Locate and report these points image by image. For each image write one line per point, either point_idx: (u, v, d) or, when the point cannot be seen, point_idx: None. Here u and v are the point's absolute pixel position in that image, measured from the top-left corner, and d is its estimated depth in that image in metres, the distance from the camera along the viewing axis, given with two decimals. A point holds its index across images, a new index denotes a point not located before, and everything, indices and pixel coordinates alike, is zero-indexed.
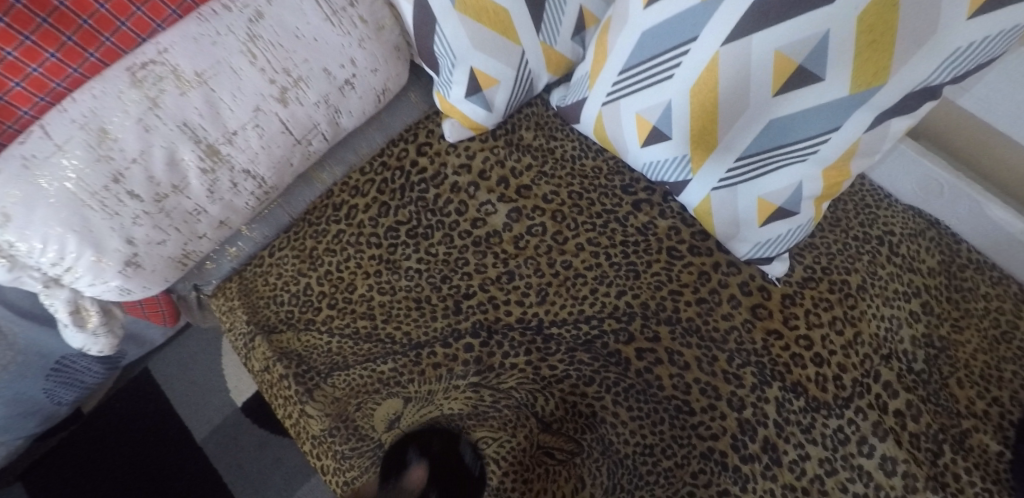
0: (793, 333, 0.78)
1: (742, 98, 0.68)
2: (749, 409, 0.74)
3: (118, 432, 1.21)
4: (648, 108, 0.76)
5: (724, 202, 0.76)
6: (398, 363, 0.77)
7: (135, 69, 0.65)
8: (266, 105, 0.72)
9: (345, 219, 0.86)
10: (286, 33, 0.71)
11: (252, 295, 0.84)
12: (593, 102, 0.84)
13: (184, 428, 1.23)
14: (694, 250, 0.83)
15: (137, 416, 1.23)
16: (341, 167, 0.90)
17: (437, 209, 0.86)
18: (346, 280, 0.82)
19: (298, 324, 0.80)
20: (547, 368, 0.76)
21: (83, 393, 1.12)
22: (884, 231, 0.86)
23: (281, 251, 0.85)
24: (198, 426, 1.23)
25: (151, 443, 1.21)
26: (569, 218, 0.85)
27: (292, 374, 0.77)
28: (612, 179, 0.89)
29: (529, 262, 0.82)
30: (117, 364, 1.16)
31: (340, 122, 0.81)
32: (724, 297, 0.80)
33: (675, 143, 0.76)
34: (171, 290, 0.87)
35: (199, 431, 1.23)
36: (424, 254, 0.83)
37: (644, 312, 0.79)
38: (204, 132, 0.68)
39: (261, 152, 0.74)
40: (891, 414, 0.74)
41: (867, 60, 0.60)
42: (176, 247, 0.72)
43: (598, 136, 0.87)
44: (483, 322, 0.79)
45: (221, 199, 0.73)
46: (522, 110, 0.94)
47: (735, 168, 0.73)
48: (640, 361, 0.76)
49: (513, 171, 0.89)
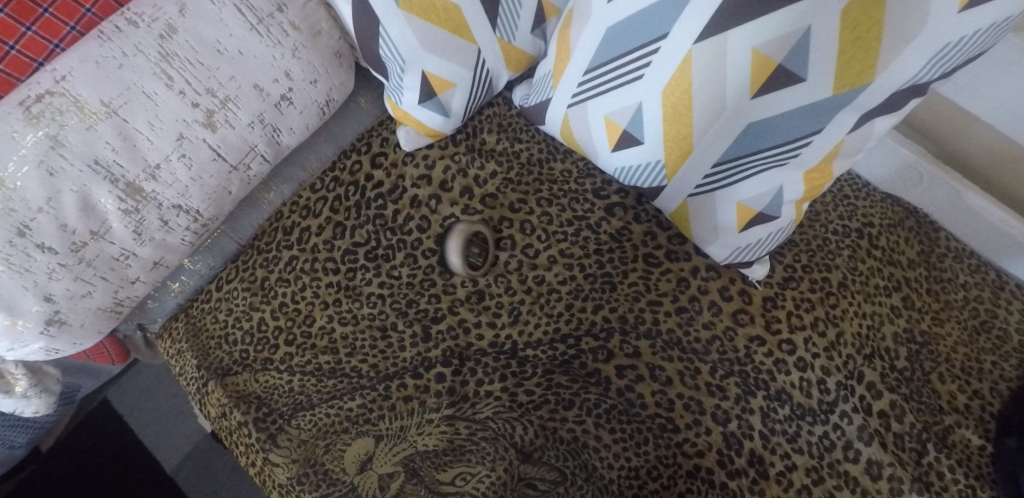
0: (775, 338, 0.75)
1: (719, 100, 0.62)
2: (734, 422, 0.72)
3: (81, 470, 1.15)
4: (618, 111, 0.70)
5: (702, 207, 0.73)
6: (367, 399, 0.72)
7: (28, 102, 0.55)
8: (191, 131, 0.63)
9: (298, 244, 0.79)
10: (205, 48, 0.62)
11: (201, 335, 0.77)
12: (559, 103, 0.77)
13: (152, 460, 1.17)
14: (671, 255, 0.79)
15: (99, 451, 1.17)
16: (289, 185, 0.82)
17: (397, 228, 0.79)
18: (303, 312, 0.76)
19: (254, 365, 0.74)
20: (524, 393, 0.73)
21: (36, 432, 1.02)
22: (864, 222, 0.84)
23: (229, 284, 0.78)
24: (166, 457, 1.18)
25: (118, 478, 1.15)
26: (539, 229, 0.79)
27: (251, 419, 0.70)
28: (583, 182, 0.83)
29: (499, 279, 0.77)
30: (71, 399, 1.07)
31: (280, 140, 0.73)
32: (705, 305, 0.76)
33: (648, 148, 0.70)
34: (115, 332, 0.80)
35: (169, 462, 1.17)
36: (387, 277, 0.77)
37: (622, 327, 0.76)
38: (121, 169, 0.60)
39: (192, 184, 0.66)
40: (876, 415, 0.73)
41: (851, 58, 0.55)
42: (105, 297, 0.66)
43: (565, 137, 0.81)
44: (454, 348, 0.74)
45: (151, 239, 0.66)
46: (483, 111, 0.87)
47: (712, 174, 0.68)
48: (621, 379, 0.74)
49: (476, 180, 0.82)
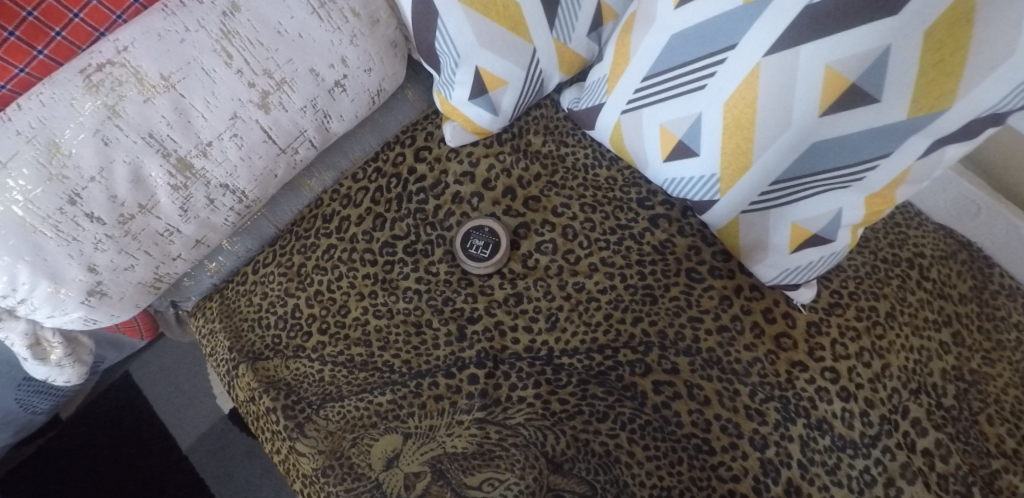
0: (818, 365, 0.73)
1: (784, 117, 0.59)
2: (772, 448, 0.69)
3: (98, 442, 1.15)
4: (675, 121, 0.69)
5: (753, 224, 0.71)
6: (398, 395, 0.70)
7: (90, 71, 0.55)
8: (245, 111, 0.63)
9: (337, 232, 0.78)
10: (266, 29, 0.61)
11: (235, 317, 0.77)
12: (612, 109, 0.76)
13: (168, 437, 1.17)
14: (714, 272, 0.77)
15: (117, 424, 1.17)
16: (331, 173, 0.82)
17: (437, 223, 0.79)
18: (338, 302, 0.75)
19: (286, 351, 0.73)
20: (558, 402, 0.71)
21: (59, 401, 1.03)
22: (914, 252, 0.82)
23: (266, 268, 0.78)
24: (183, 435, 1.17)
25: (133, 453, 1.15)
26: (581, 235, 0.78)
27: (280, 406, 0.70)
28: (628, 191, 0.81)
29: (538, 283, 0.76)
30: (96, 370, 1.08)
31: (329, 127, 0.73)
32: (747, 325, 0.74)
33: (703, 160, 0.68)
34: (148, 308, 0.81)
35: (185, 440, 1.17)
36: (424, 273, 0.76)
37: (661, 342, 0.73)
38: (173, 144, 0.60)
39: (240, 164, 0.66)
40: (920, 453, 0.71)
41: (930, 82, 0.53)
42: (146, 272, 0.65)
43: (615, 144, 0.80)
44: (489, 350, 0.72)
45: (196, 217, 0.66)
46: (530, 112, 0.86)
47: (768, 192, 0.66)
48: (658, 395, 0.71)
49: (520, 181, 0.81)
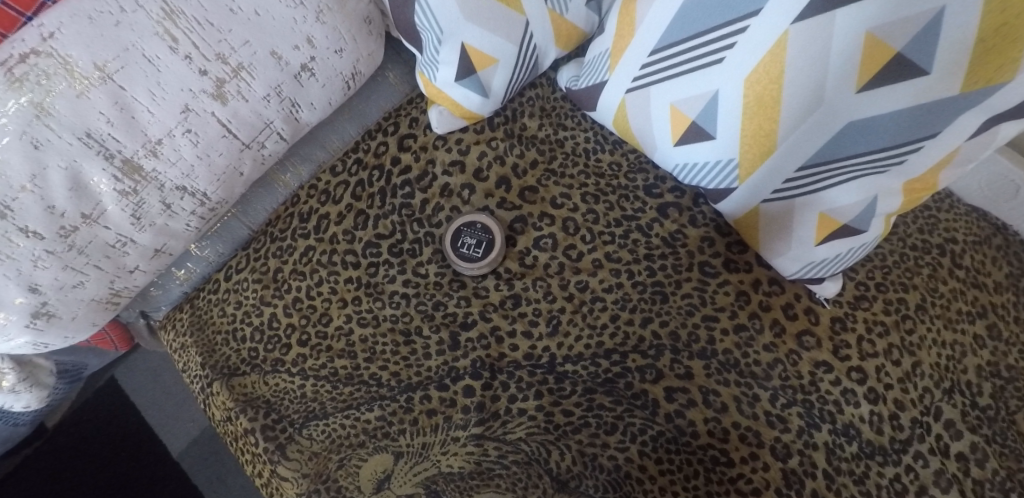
0: (844, 365, 0.67)
1: (815, 95, 0.52)
2: (795, 458, 0.64)
3: (86, 450, 1.11)
4: (687, 99, 0.61)
5: (776, 215, 0.64)
6: (387, 411, 0.65)
7: (9, 63, 0.44)
8: (198, 104, 0.54)
9: (316, 233, 0.71)
10: (215, 6, 0.51)
11: (207, 329, 0.70)
12: (615, 87, 0.68)
13: (159, 443, 1.12)
14: (730, 265, 0.70)
15: (106, 431, 1.12)
16: (308, 166, 0.75)
17: (425, 219, 0.72)
18: (318, 310, 0.69)
19: (263, 366, 0.67)
20: (562, 414, 0.65)
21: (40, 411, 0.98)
22: (946, 238, 0.76)
23: (239, 274, 0.72)
24: (174, 441, 1.13)
25: (123, 461, 1.11)
26: (583, 229, 0.71)
27: (259, 427, 0.64)
28: (633, 178, 0.74)
29: (538, 283, 0.69)
30: (78, 377, 1.03)
31: (299, 116, 0.65)
32: (766, 324, 0.68)
33: (720, 144, 0.61)
34: (117, 317, 0.75)
35: (176, 446, 1.12)
36: (412, 275, 0.70)
37: (673, 345, 0.67)
38: (117, 144, 0.52)
39: (197, 163, 0.58)
40: (953, 458, 0.66)
41: (990, 51, 0.45)
42: (100, 288, 0.59)
43: (618, 126, 0.72)
44: (485, 359, 0.66)
45: (152, 225, 0.59)
46: (524, 92, 0.78)
47: (794, 179, 0.59)
48: (670, 403, 0.65)
49: (515, 169, 0.74)
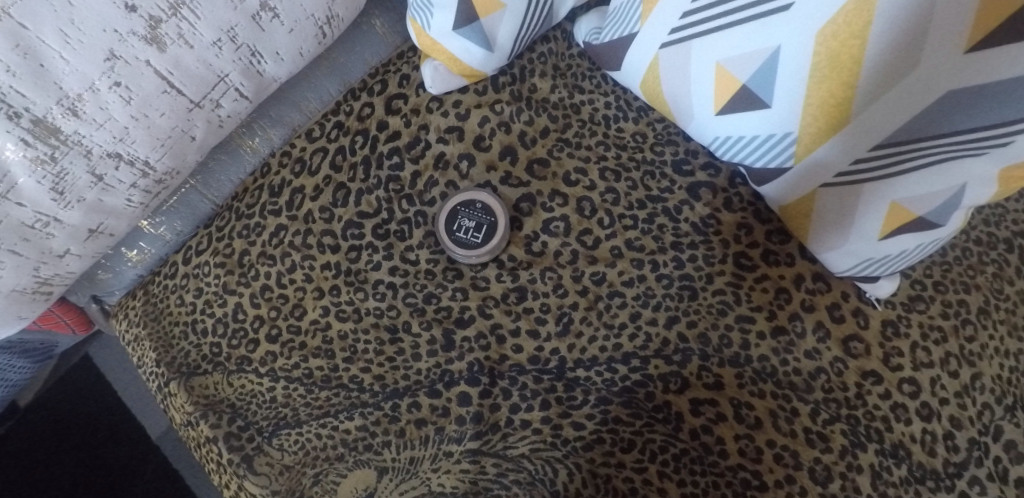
0: (895, 376, 0.58)
1: (911, 52, 0.41)
2: (837, 482, 0.56)
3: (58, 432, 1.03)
4: (739, 58, 0.49)
5: (836, 203, 0.53)
6: (369, 420, 0.57)
7: None
8: (126, 49, 0.42)
9: (288, 210, 0.61)
10: None
11: (164, 320, 0.62)
12: (646, 42, 0.56)
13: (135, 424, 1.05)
14: (769, 258, 0.60)
15: (79, 411, 1.05)
16: (280, 130, 0.64)
17: (416, 196, 0.62)
18: (291, 301, 0.59)
19: (227, 364, 0.59)
20: (571, 427, 0.57)
21: (9, 392, 0.91)
22: (1015, 232, 0.66)
23: (199, 256, 0.62)
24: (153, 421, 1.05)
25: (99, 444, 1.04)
26: (601, 211, 0.61)
27: (221, 435, 0.56)
28: (661, 151, 0.63)
29: (547, 274, 0.60)
30: (48, 355, 0.95)
31: (262, 70, 0.54)
32: (810, 327, 0.59)
33: (776, 115, 0.50)
34: (66, 298, 0.67)
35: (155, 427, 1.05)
36: (400, 262, 0.60)
37: (702, 350, 0.58)
38: (22, 100, 0.40)
39: (133, 125, 0.47)
40: (1013, 485, 0.58)
41: None
42: (21, 277, 0.49)
43: (647, 90, 0.60)
44: (483, 362, 0.57)
45: (80, 201, 0.48)
46: (535, 46, 0.66)
47: (865, 160, 0.48)
48: (696, 418, 0.57)
49: (522, 138, 0.63)
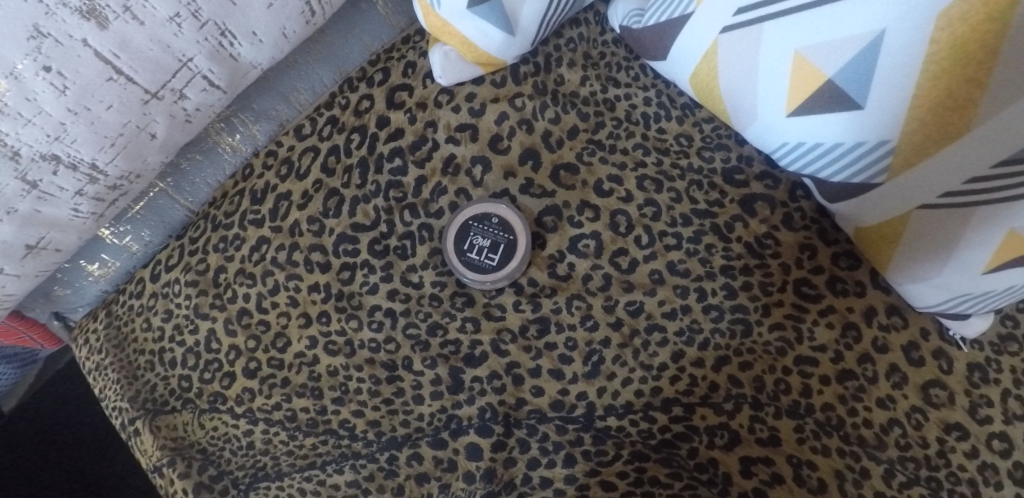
0: (983, 430, 0.47)
1: None
2: None
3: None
4: (828, 45, 0.38)
5: (934, 229, 0.42)
6: (361, 474, 0.49)
7: None
8: (56, 25, 0.33)
9: (271, 220, 0.52)
10: None
11: (129, 346, 0.54)
12: (703, 24, 0.46)
13: (111, 451, 0.86)
14: (836, 287, 0.50)
15: (24, 452, 0.86)
16: (265, 124, 0.55)
17: (420, 205, 0.52)
18: (273, 328, 0.51)
19: (198, 402, 0.52)
20: (599, 487, 0.48)
21: None
22: None
23: (169, 273, 0.54)
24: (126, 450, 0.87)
25: None
26: (638, 228, 0.52)
27: (191, 487, 0.49)
28: (709, 157, 0.53)
29: (574, 303, 0.51)
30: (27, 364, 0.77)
31: (236, 53, 0.45)
32: (883, 371, 0.48)
33: (869, 119, 0.39)
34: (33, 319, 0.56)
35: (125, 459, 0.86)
36: (400, 285, 0.51)
37: (754, 396, 0.50)
38: None
39: (72, 120, 0.38)
40: None
41: None
42: None
43: (699, 83, 0.50)
44: (497, 408, 0.50)
45: (11, 214, 0.40)
46: (565, 32, 0.56)
47: (982, 179, 0.38)
48: (748, 480, 0.48)
49: (546, 139, 0.53)
